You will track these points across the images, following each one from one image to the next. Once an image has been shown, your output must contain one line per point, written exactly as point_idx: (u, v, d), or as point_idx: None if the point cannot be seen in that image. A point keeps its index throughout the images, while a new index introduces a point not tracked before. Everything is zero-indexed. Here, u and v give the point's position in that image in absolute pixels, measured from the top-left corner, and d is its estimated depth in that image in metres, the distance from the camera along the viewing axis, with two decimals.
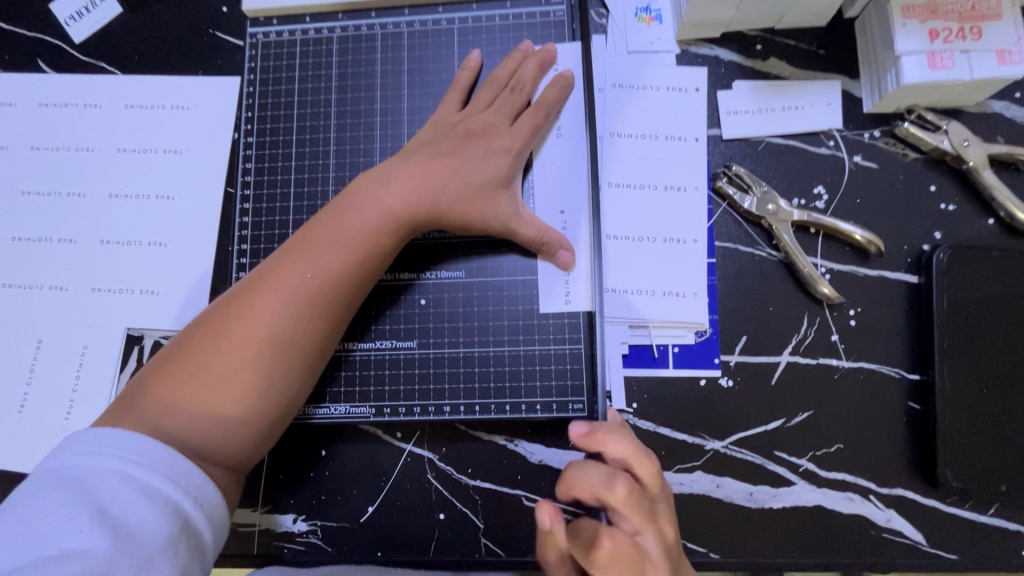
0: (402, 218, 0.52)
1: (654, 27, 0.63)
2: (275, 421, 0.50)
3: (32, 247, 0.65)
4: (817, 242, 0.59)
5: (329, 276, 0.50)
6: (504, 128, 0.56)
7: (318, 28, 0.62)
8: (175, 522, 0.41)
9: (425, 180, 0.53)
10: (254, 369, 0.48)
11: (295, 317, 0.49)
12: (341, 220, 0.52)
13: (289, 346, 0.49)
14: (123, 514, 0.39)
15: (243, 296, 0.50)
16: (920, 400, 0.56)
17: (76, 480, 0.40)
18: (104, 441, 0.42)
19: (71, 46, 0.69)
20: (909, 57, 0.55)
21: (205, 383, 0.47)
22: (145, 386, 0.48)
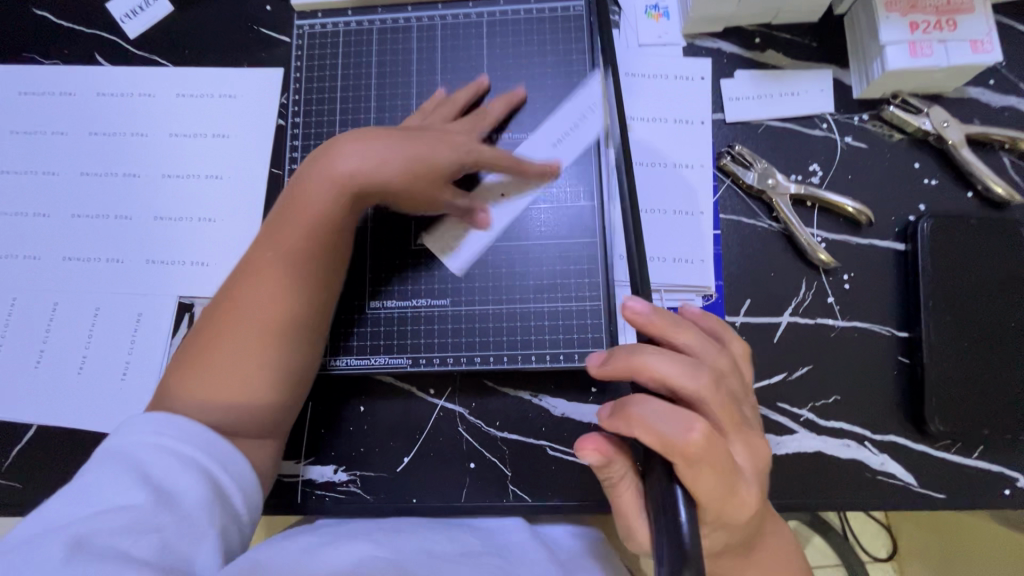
0: (390, 195, 0.58)
1: (662, 22, 0.70)
2: (297, 384, 0.56)
3: (90, 223, 0.70)
4: (813, 215, 0.65)
5: (306, 254, 0.55)
6: (481, 132, 0.62)
7: (358, 22, 0.68)
8: (210, 486, 0.46)
9: (360, 167, 0.56)
10: (271, 341, 0.53)
11: (297, 294, 0.55)
12: (302, 204, 0.56)
13: (283, 327, 0.54)
14: (165, 479, 0.44)
15: (245, 282, 0.54)
16: (910, 354, 0.61)
17: (120, 452, 0.45)
18: (143, 422, 0.47)
19: (127, 41, 0.75)
20: (892, 46, 0.61)
21: (229, 361, 0.52)
22: (171, 374, 0.54)
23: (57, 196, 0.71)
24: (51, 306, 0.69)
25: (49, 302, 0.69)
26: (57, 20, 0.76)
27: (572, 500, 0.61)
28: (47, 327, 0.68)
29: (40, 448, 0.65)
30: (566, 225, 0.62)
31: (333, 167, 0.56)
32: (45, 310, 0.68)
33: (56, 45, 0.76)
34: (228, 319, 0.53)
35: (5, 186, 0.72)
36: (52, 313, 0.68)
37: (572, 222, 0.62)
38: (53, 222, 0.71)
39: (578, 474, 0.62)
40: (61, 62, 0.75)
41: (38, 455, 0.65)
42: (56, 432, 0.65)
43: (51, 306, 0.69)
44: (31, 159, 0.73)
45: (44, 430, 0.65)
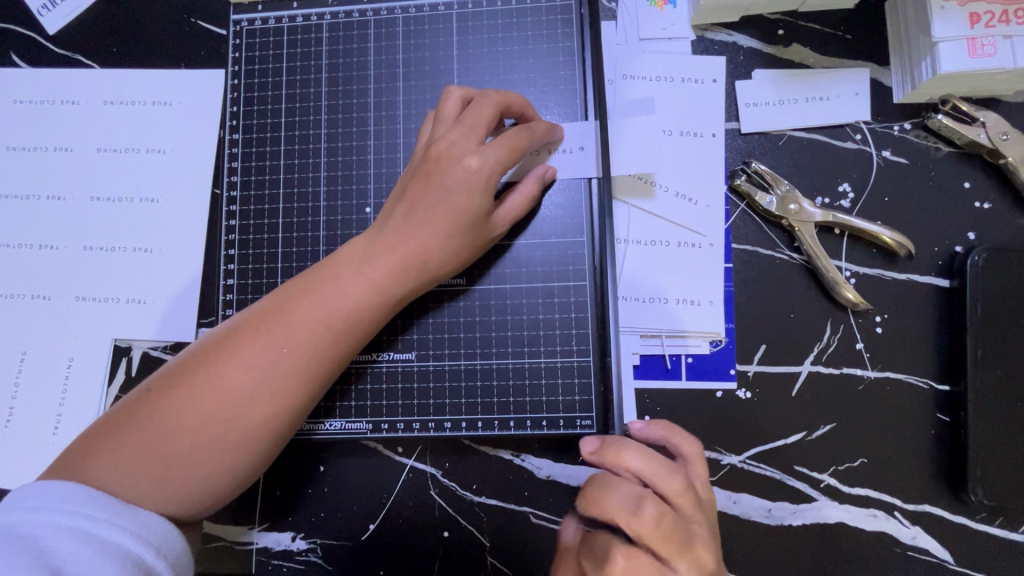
0: (386, 287, 0.49)
1: (667, 11, 0.59)
2: (230, 490, 0.48)
3: (12, 254, 0.62)
4: (842, 244, 0.55)
5: (327, 342, 0.48)
6: (473, 148, 0.48)
7: (307, 16, 0.57)
8: (137, 573, 0.40)
9: (386, 261, 0.49)
10: (217, 440, 0.46)
11: (267, 392, 0.47)
12: (321, 290, 0.48)
13: (265, 436, 0.47)
14: (80, 572, 0.37)
15: (214, 362, 0.47)
16: (951, 412, 0.53)
17: (24, 537, 0.38)
18: (65, 497, 0.41)
19: (45, 36, 0.65)
20: (947, 43, 0.51)
21: (170, 452, 0.45)
22: (110, 429, 0.46)
23: None
24: None
25: None
26: None
27: None
28: None
29: None
30: (551, 263, 0.54)
31: (362, 264, 0.49)
32: None
33: None
34: (205, 399, 0.46)
35: None
36: None
37: (557, 263, 0.54)
38: None
39: None
40: None
41: None
42: None
43: None
44: None
45: None
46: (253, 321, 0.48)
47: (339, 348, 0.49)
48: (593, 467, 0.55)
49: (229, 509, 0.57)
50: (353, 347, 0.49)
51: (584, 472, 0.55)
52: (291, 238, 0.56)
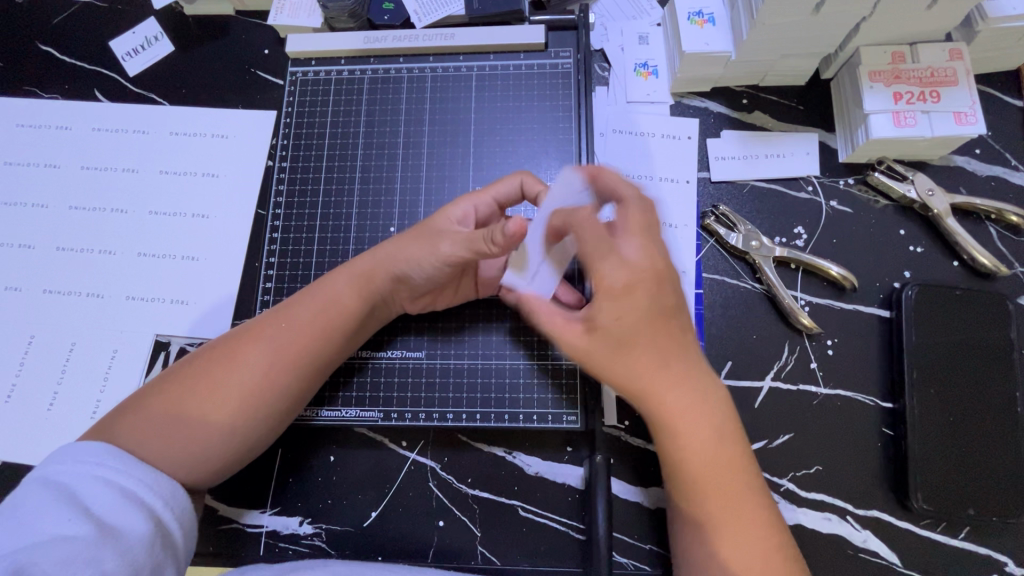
0: (375, 275, 0.57)
1: (650, 81, 0.71)
2: (227, 447, 0.52)
3: (75, 256, 0.71)
4: (797, 277, 0.64)
5: (328, 312, 0.56)
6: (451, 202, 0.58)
7: (352, 70, 0.68)
8: (153, 522, 0.44)
9: (375, 259, 0.57)
10: (223, 393, 0.51)
11: (269, 351, 0.53)
12: (327, 281, 0.58)
13: (263, 397, 0.53)
14: (104, 511, 0.42)
15: (230, 341, 0.54)
16: (894, 427, 0.60)
17: (62, 484, 0.43)
18: (98, 452, 0.46)
19: (127, 78, 0.78)
20: (876, 115, 0.62)
21: (181, 408, 0.50)
22: (133, 399, 0.52)
23: (44, 228, 0.72)
24: (27, 340, 0.68)
25: (25, 335, 0.68)
26: (64, 58, 0.79)
27: (542, 566, 0.59)
28: (21, 360, 0.67)
29: (3, 485, 0.64)
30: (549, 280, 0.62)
31: (358, 261, 0.58)
32: (21, 344, 0.68)
33: (58, 81, 0.78)
34: (216, 363, 0.53)
35: None
36: (28, 347, 0.68)
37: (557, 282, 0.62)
38: (36, 254, 0.71)
39: (550, 537, 0.59)
40: (62, 96, 0.77)
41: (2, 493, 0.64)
42: (21, 469, 0.64)
43: (28, 340, 0.68)
44: (24, 190, 0.74)
45: (9, 467, 0.64)
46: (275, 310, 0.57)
47: (334, 329, 0.55)
48: (577, 465, 0.61)
49: (244, 493, 0.63)
50: (346, 322, 0.56)
51: (569, 470, 0.61)
52: (324, 249, 0.64)
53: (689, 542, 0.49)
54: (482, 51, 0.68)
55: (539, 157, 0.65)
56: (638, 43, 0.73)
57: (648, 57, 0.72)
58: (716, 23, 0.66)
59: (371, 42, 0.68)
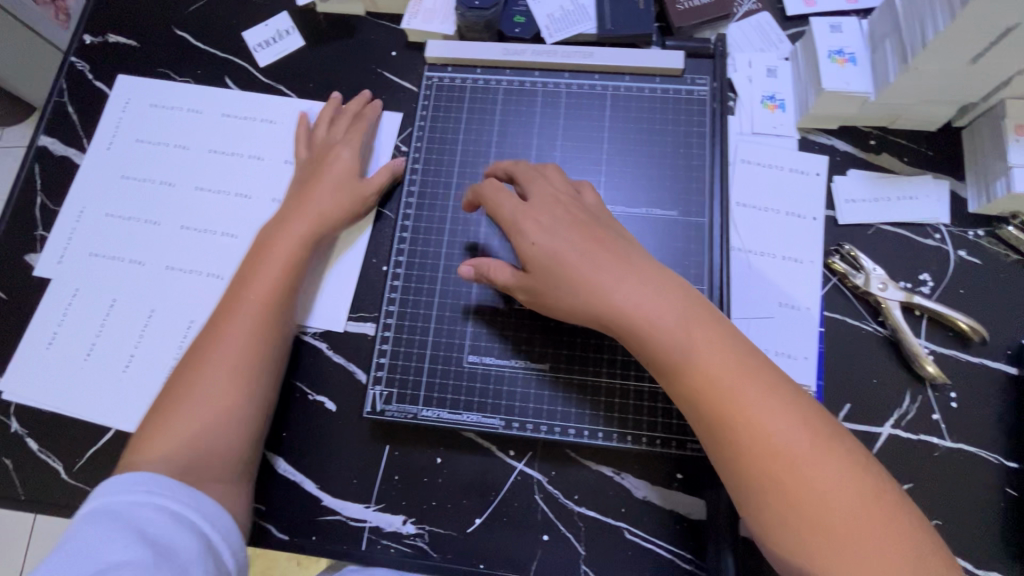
0: (309, 235, 0.64)
1: (777, 113, 0.71)
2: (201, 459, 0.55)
3: (197, 236, 0.73)
4: (922, 325, 0.63)
5: (279, 274, 0.62)
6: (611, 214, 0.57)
7: (487, 80, 0.70)
8: (202, 544, 0.49)
9: (303, 217, 0.65)
10: (188, 404, 0.56)
11: (239, 359, 0.58)
12: (261, 255, 0.63)
13: (210, 395, 0.57)
14: (159, 535, 0.47)
15: (202, 344, 0.60)
16: (1018, 487, 0.58)
17: (116, 512, 0.47)
18: (139, 483, 0.50)
19: (257, 67, 0.80)
20: (1020, 168, 0.61)
21: (175, 418, 0.56)
22: (159, 423, 0.56)
23: (169, 206, 0.74)
24: (147, 313, 0.70)
25: (146, 309, 0.70)
26: (197, 44, 0.82)
27: None
28: (141, 332, 0.69)
29: (120, 452, 0.66)
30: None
31: (280, 227, 0.65)
32: (141, 317, 0.70)
33: (190, 65, 0.81)
34: (189, 366, 0.58)
35: (124, 190, 0.75)
36: (148, 319, 0.70)
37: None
38: (160, 231, 0.73)
39: (656, 563, 0.59)
40: (193, 80, 0.80)
41: (118, 460, 0.66)
42: None
43: (147, 313, 0.70)
44: (151, 167, 0.76)
45: (125, 435, 0.66)
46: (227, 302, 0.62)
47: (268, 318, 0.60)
48: (688, 494, 0.60)
49: (348, 485, 0.63)
50: (288, 293, 0.62)
51: (678, 498, 0.60)
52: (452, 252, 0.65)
53: (768, 511, 0.45)
54: (617, 71, 0.68)
55: (670, 181, 0.65)
56: (767, 75, 0.73)
57: (776, 90, 0.72)
58: (857, 63, 0.66)
59: (510, 55, 0.69)
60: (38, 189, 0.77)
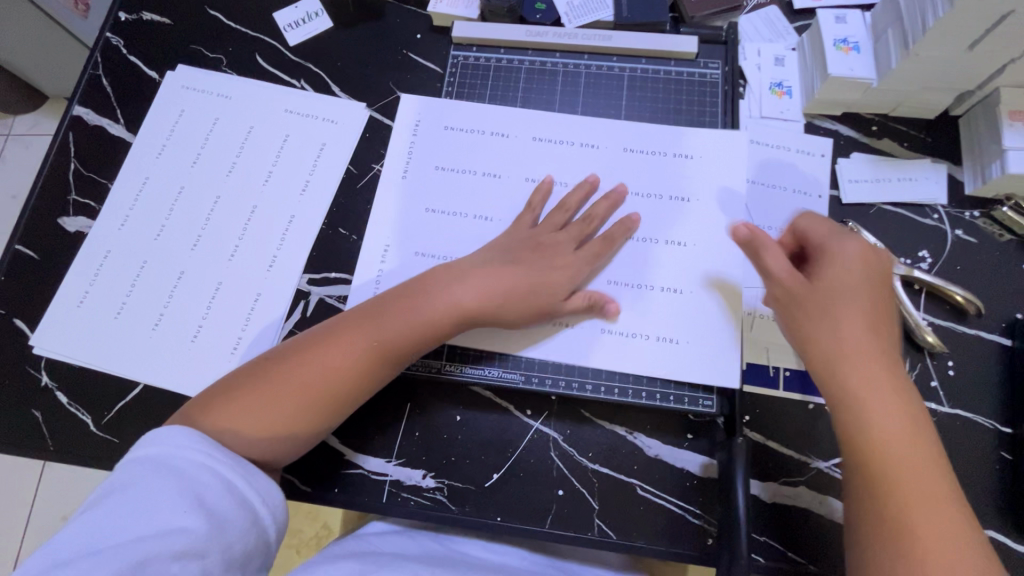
0: (468, 309, 0.62)
1: (784, 99, 0.75)
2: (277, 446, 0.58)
3: (227, 203, 0.75)
4: (921, 298, 0.67)
5: (414, 319, 0.61)
6: (568, 250, 0.65)
7: (510, 59, 0.75)
8: (248, 517, 0.51)
9: (472, 290, 0.62)
10: (280, 400, 0.58)
11: (344, 371, 0.59)
12: (409, 302, 0.62)
13: (306, 398, 0.58)
14: (212, 505, 0.49)
15: (310, 350, 0.60)
16: (1012, 451, 0.61)
17: (174, 468, 0.50)
18: (192, 439, 0.52)
19: (286, 46, 0.83)
20: (1014, 151, 0.65)
21: (258, 407, 0.57)
22: (234, 398, 0.58)
23: (200, 174, 0.77)
24: (177, 275, 0.72)
25: (175, 271, 0.72)
26: (229, 23, 0.85)
27: (658, 545, 0.61)
28: (170, 293, 0.72)
29: (149, 406, 0.68)
30: (690, 268, 0.65)
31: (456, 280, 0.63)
32: (171, 278, 0.72)
33: (223, 43, 0.84)
34: (298, 367, 0.59)
35: (157, 160, 0.78)
36: (177, 281, 0.72)
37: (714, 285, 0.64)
38: (191, 198, 0.76)
39: (667, 518, 0.61)
40: (225, 57, 0.83)
41: (147, 414, 0.68)
42: (165, 394, 0.68)
43: (177, 275, 0.72)
44: (183, 138, 0.79)
45: (154, 390, 0.68)
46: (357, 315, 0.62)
47: (383, 352, 0.60)
48: (698, 453, 0.63)
49: (370, 439, 0.65)
50: (416, 328, 0.61)
51: (688, 456, 0.63)
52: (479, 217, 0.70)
53: (884, 551, 0.48)
54: (634, 54, 0.73)
55: (682, 158, 0.68)
56: (775, 63, 0.77)
57: (783, 78, 0.76)
58: (861, 51, 0.70)
59: (532, 36, 0.74)
60: (72, 156, 0.79)
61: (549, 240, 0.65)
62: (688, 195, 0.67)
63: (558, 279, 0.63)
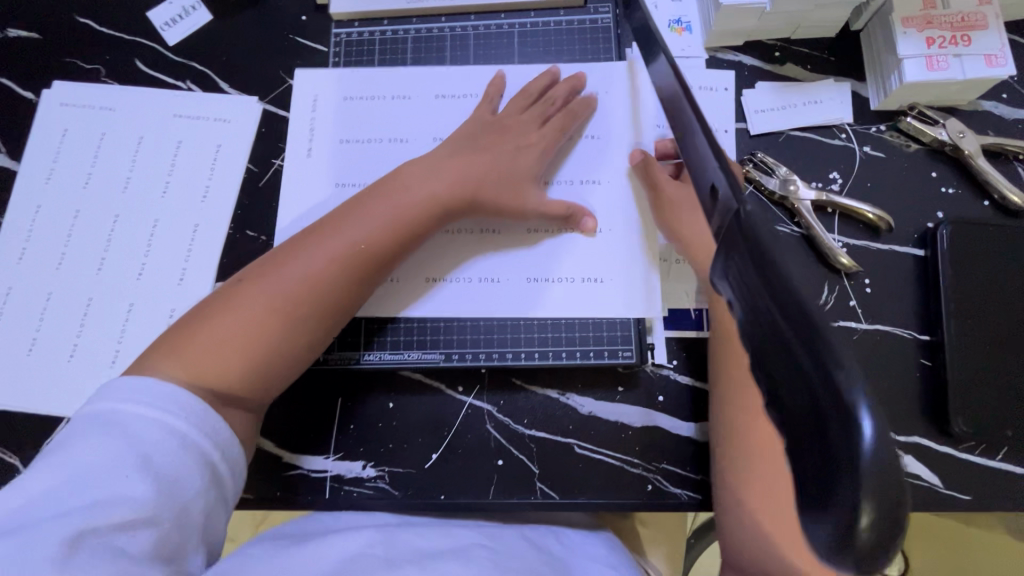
0: (443, 200, 0.63)
1: (684, 36, 0.73)
2: (267, 375, 0.57)
3: (128, 220, 0.72)
4: (834, 221, 0.67)
5: (397, 221, 0.61)
6: (534, 130, 0.67)
7: (395, 31, 0.75)
8: (205, 474, 0.49)
9: (449, 181, 0.63)
10: (277, 325, 0.57)
11: (317, 269, 0.59)
12: (379, 198, 0.62)
13: (312, 308, 0.58)
14: (163, 464, 0.46)
15: (278, 258, 0.60)
16: (932, 358, 0.62)
17: (114, 427, 0.47)
18: (155, 391, 0.50)
19: (167, 47, 0.79)
20: (910, 60, 0.64)
21: (222, 320, 0.56)
22: (200, 315, 0.57)
23: (94, 194, 0.73)
24: (86, 301, 0.70)
25: (84, 298, 0.70)
26: (103, 29, 0.80)
27: (600, 498, 0.62)
28: (81, 321, 0.69)
29: None
30: (603, 226, 0.67)
31: (429, 176, 0.64)
32: (80, 306, 0.70)
33: (99, 51, 0.79)
34: (292, 281, 0.58)
35: (47, 185, 0.74)
36: (87, 308, 0.70)
37: (619, 245, 0.66)
38: (89, 220, 0.72)
39: (606, 472, 0.62)
40: (103, 67, 0.78)
41: None
42: None
43: (86, 301, 0.70)
44: (70, 158, 0.75)
45: None
46: (320, 226, 0.61)
47: (347, 262, 0.60)
48: (630, 403, 0.63)
49: (306, 438, 0.65)
50: (400, 232, 0.62)
51: (622, 409, 0.63)
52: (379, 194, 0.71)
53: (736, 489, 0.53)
54: (522, 9, 0.73)
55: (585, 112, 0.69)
56: None
57: (682, 13, 0.73)
58: None
59: (413, 3, 0.74)
60: None
61: (512, 122, 0.67)
62: (599, 133, 0.70)
63: (525, 160, 0.66)
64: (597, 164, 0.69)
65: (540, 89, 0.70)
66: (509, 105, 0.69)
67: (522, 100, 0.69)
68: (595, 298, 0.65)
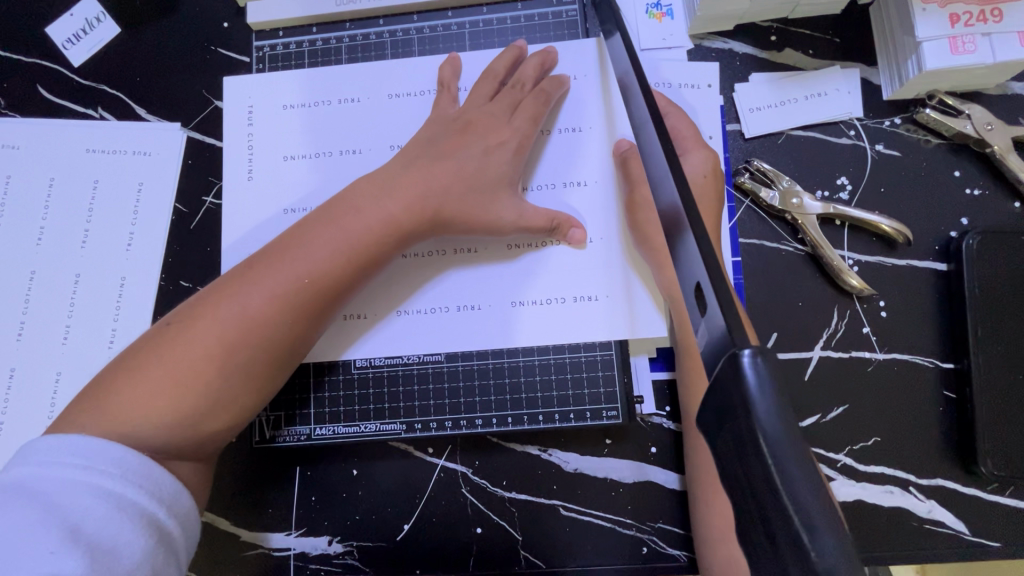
0: (404, 221, 0.53)
1: (665, 22, 0.63)
2: (199, 436, 0.47)
3: (47, 276, 0.64)
4: (843, 234, 0.58)
5: (348, 247, 0.51)
6: (505, 121, 0.57)
7: (325, 40, 0.64)
8: (151, 534, 0.42)
9: (408, 198, 0.53)
10: (213, 377, 0.47)
11: (254, 311, 0.48)
12: (331, 220, 0.52)
13: (254, 356, 0.49)
14: (97, 531, 0.40)
15: (211, 296, 0.49)
16: (956, 389, 0.55)
17: (36, 493, 0.40)
18: (75, 451, 0.42)
19: (72, 69, 0.68)
20: (929, 43, 0.54)
21: (144, 377, 0.46)
22: (120, 369, 0.47)
23: (5, 247, 0.64)
24: (7, 373, 0.62)
25: (4, 369, 0.62)
26: None
27: (590, 564, 0.56)
28: (5, 396, 0.62)
29: None
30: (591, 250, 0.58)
31: (384, 195, 0.53)
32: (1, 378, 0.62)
33: None
34: (224, 326, 0.48)
35: None
36: (9, 380, 0.62)
37: (599, 271, 0.57)
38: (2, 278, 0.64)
39: (597, 535, 0.56)
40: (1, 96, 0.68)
41: None
42: None
43: (7, 373, 0.62)
44: None
45: None
46: (263, 255, 0.51)
47: (290, 300, 0.49)
48: (619, 457, 0.57)
49: (264, 514, 0.59)
50: (354, 263, 0.51)
51: (611, 463, 0.57)
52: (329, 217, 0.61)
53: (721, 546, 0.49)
54: (474, 4, 0.63)
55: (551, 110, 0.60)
56: None
57: None
58: None
59: (344, 4, 0.63)
60: None
61: (480, 117, 0.57)
62: (581, 124, 0.60)
63: (500, 161, 0.56)
64: (574, 169, 0.59)
65: (506, 72, 0.60)
66: (473, 94, 0.59)
67: (489, 85, 0.59)
68: (581, 321, 0.56)
